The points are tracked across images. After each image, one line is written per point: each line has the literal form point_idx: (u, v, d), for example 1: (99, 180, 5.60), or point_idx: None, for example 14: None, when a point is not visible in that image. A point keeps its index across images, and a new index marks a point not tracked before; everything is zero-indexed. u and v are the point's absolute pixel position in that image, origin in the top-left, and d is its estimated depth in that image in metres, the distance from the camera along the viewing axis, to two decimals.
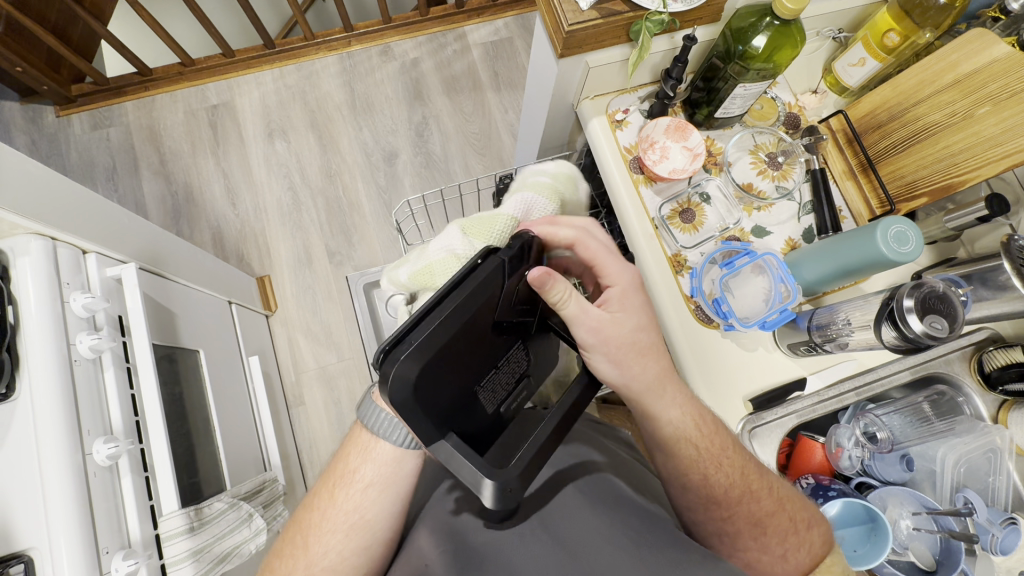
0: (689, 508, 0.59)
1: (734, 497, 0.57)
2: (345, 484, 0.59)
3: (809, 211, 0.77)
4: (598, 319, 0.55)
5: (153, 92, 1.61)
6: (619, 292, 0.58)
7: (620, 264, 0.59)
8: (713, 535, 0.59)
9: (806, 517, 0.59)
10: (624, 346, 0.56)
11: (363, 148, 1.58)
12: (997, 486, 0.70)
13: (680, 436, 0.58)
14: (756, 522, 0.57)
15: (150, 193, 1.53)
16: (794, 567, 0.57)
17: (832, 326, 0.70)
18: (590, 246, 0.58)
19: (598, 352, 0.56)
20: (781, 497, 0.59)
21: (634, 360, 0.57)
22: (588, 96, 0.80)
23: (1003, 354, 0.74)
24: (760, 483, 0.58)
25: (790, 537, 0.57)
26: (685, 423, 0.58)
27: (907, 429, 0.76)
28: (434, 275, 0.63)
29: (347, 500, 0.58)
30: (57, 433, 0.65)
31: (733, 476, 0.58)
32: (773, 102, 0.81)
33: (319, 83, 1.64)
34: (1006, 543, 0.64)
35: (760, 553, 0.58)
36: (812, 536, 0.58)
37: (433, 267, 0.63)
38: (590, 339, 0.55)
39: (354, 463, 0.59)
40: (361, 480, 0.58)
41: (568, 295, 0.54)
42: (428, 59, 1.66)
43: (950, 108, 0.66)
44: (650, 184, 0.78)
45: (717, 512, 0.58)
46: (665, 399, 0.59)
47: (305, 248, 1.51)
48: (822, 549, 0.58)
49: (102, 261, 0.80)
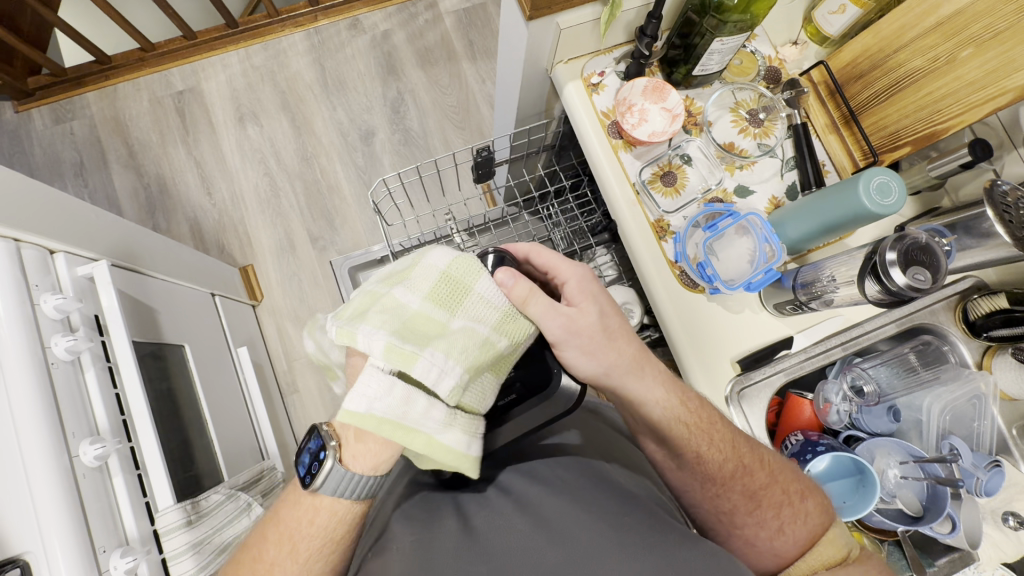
0: (686, 489, 0.60)
1: (728, 472, 0.57)
2: (320, 555, 0.53)
3: (792, 167, 0.76)
4: (566, 314, 0.55)
5: (115, 81, 1.55)
6: (577, 284, 0.57)
7: (573, 264, 0.57)
8: (711, 514, 0.59)
9: (799, 488, 0.58)
10: (596, 335, 0.56)
11: (338, 128, 1.54)
12: (982, 431, 0.72)
13: (672, 422, 0.57)
14: (751, 496, 0.57)
15: (122, 187, 1.49)
16: (793, 540, 0.55)
17: (817, 284, 0.69)
18: (543, 255, 0.57)
19: (571, 345, 0.56)
20: (773, 469, 0.58)
21: (608, 347, 0.57)
22: (562, 60, 0.77)
23: (986, 301, 0.73)
24: (751, 455, 0.58)
25: (785, 509, 0.56)
26: (672, 403, 0.58)
27: (894, 380, 0.76)
28: (456, 349, 0.51)
29: (324, 567, 0.53)
30: (40, 436, 0.64)
31: (723, 451, 0.58)
32: (752, 56, 0.79)
33: (288, 62, 1.57)
34: (992, 486, 0.66)
35: (757, 529, 0.56)
36: (808, 508, 0.56)
37: (445, 347, 0.50)
38: (562, 335, 0.56)
39: (309, 515, 0.53)
40: (340, 540, 0.54)
41: (530, 292, 0.54)
42: (399, 31, 1.60)
43: (933, 53, 0.65)
44: (630, 148, 0.76)
45: (711, 488, 0.58)
46: (645, 381, 0.58)
47: (287, 234, 1.48)
48: (822, 520, 0.56)
49: (72, 260, 0.77)
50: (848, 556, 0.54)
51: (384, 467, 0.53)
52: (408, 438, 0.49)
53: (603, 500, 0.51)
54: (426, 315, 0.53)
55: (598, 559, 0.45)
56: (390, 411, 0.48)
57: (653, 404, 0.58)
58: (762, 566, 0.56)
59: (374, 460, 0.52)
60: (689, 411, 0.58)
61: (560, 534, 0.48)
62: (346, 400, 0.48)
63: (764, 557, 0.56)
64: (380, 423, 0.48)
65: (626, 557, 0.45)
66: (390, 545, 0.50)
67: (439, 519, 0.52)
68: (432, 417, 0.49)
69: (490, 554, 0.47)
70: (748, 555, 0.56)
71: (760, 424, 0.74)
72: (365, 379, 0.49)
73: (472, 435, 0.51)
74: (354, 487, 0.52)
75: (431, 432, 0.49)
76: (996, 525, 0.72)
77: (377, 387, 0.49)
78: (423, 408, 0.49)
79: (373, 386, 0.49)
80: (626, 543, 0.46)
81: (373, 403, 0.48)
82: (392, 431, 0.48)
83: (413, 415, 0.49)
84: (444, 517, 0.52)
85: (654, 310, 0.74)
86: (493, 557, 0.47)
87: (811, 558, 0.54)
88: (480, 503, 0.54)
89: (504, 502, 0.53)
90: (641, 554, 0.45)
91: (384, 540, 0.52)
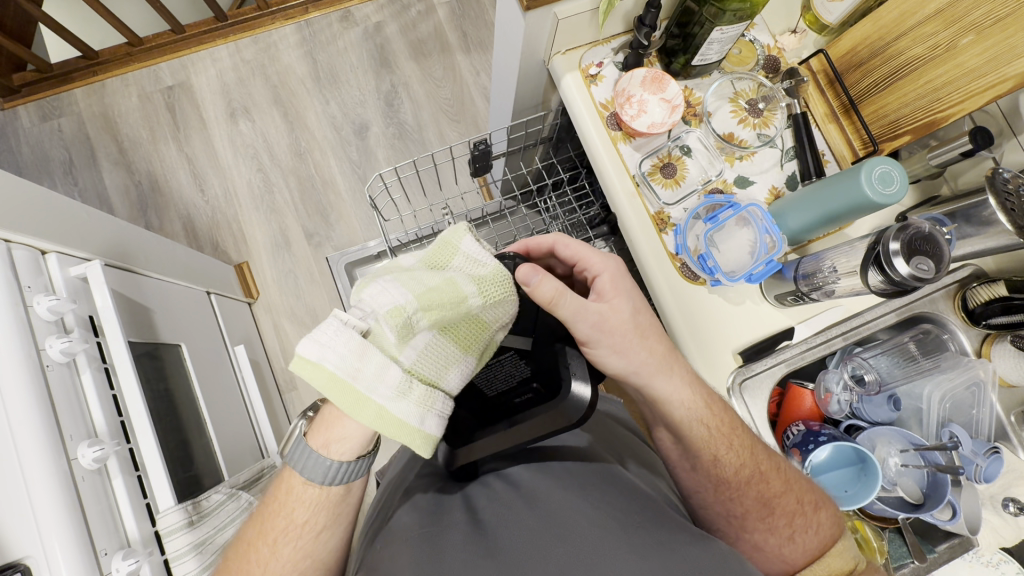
0: (695, 490, 0.60)
1: (743, 478, 0.57)
2: (289, 538, 0.54)
3: (792, 157, 0.75)
4: (596, 313, 0.54)
5: (102, 76, 1.52)
6: (608, 279, 0.56)
7: (604, 255, 0.56)
8: (720, 516, 0.59)
9: (813, 498, 0.58)
10: (628, 333, 0.55)
11: (332, 122, 1.52)
12: (981, 418, 0.72)
13: (693, 422, 0.57)
14: (764, 503, 0.57)
15: (113, 185, 1.47)
16: (802, 549, 0.55)
17: (818, 274, 0.69)
18: (570, 245, 0.57)
19: (602, 344, 0.55)
20: (789, 477, 0.59)
21: (638, 346, 0.56)
22: (559, 50, 0.76)
23: (986, 289, 0.73)
24: (768, 464, 0.58)
25: (797, 518, 0.56)
26: (697, 404, 0.58)
27: (894, 369, 0.77)
28: (433, 303, 0.49)
29: (292, 552, 0.54)
30: (36, 440, 0.63)
31: (742, 458, 0.58)
32: (751, 45, 0.78)
33: (278, 56, 1.55)
34: (990, 472, 0.67)
35: (767, 535, 0.57)
36: (821, 518, 0.57)
37: (422, 302, 0.49)
38: (592, 334, 0.54)
39: (289, 504, 0.55)
40: (309, 526, 0.54)
41: (557, 292, 0.52)
42: (392, 23, 1.57)
43: (933, 41, 0.64)
44: (629, 140, 0.75)
45: (723, 491, 0.58)
46: (673, 380, 0.57)
47: (282, 231, 1.46)
48: (834, 532, 0.56)
49: (65, 261, 0.76)
50: (856, 567, 0.54)
51: (333, 445, 0.53)
52: (358, 406, 0.46)
53: (610, 498, 0.52)
54: (410, 271, 0.52)
55: (606, 555, 0.45)
56: (342, 367, 0.46)
57: (677, 404, 0.57)
58: (768, 569, 0.57)
59: (325, 436, 0.53)
60: (710, 410, 0.58)
61: (566, 531, 0.48)
62: (301, 344, 0.46)
63: (771, 561, 0.57)
64: (330, 378, 0.46)
65: (633, 551, 0.45)
66: (396, 539, 0.50)
67: (446, 515, 0.52)
68: (385, 384, 0.47)
69: (498, 550, 0.47)
70: (754, 558, 0.57)
71: (762, 415, 0.75)
72: (325, 327, 0.46)
73: (428, 411, 0.48)
74: (306, 462, 0.53)
75: (383, 403, 0.47)
76: (996, 511, 0.73)
77: (334, 336, 0.46)
78: (377, 371, 0.47)
79: (332, 336, 0.46)
80: (634, 540, 0.47)
81: (329, 354, 0.46)
82: (342, 393, 0.46)
83: (365, 377, 0.46)
84: (449, 513, 0.52)
85: (655, 302, 0.74)
86: (500, 552, 0.47)
87: (819, 568, 0.55)
88: (486, 498, 0.54)
89: (510, 498, 0.53)
90: (647, 551, 0.46)
91: (390, 534, 0.52)
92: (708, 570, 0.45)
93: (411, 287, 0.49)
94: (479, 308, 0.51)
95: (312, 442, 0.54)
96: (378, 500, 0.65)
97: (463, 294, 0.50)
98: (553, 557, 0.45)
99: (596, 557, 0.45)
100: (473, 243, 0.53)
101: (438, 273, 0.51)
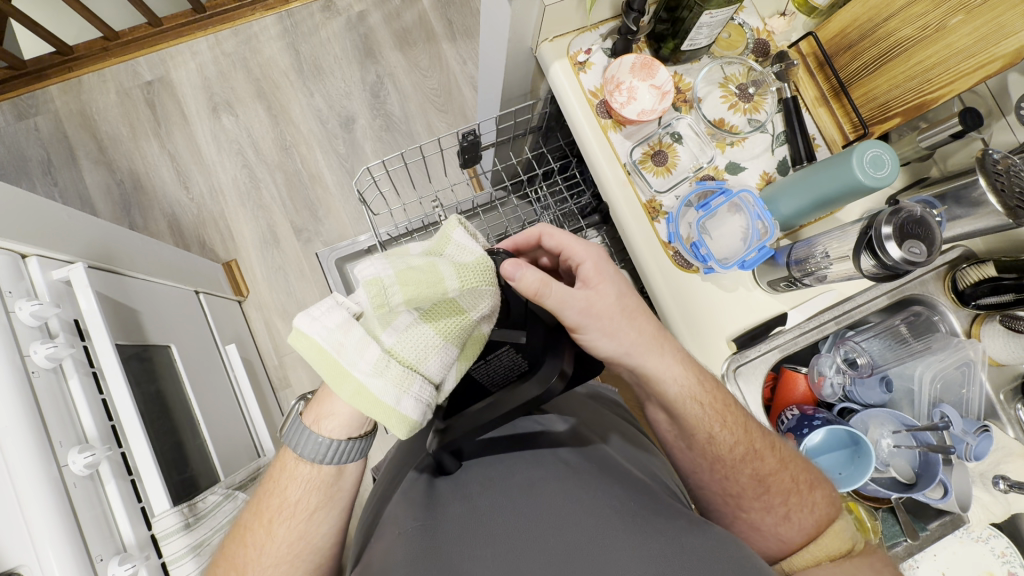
0: (694, 470, 0.60)
1: (738, 455, 0.58)
2: (283, 518, 0.54)
3: (783, 141, 0.75)
4: (582, 298, 0.54)
5: (78, 72, 1.48)
6: (592, 266, 0.56)
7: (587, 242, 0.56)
8: (717, 496, 0.60)
9: (808, 477, 0.59)
10: (615, 316, 0.55)
11: (317, 115, 1.49)
12: (971, 397, 0.73)
13: (687, 400, 0.58)
14: (759, 481, 0.57)
15: (94, 185, 1.44)
16: (798, 528, 0.56)
17: (810, 260, 0.69)
18: (555, 235, 0.56)
19: (592, 327, 0.55)
20: (784, 455, 0.59)
21: (627, 327, 0.56)
22: (546, 38, 0.75)
23: (976, 270, 0.73)
24: (762, 440, 0.59)
25: (793, 496, 0.57)
26: (689, 382, 0.58)
27: (885, 352, 0.78)
28: (413, 285, 0.47)
29: (287, 532, 0.54)
30: (25, 450, 0.62)
31: (736, 435, 0.58)
32: (740, 29, 0.77)
33: (260, 47, 1.51)
34: (980, 450, 0.68)
35: (764, 514, 0.57)
36: (816, 497, 0.57)
37: (402, 279, 0.47)
38: (580, 320, 0.54)
39: (284, 485, 0.55)
40: (301, 506, 0.54)
41: (541, 284, 0.51)
42: (375, 12, 1.54)
43: (923, 21, 0.63)
44: (619, 128, 0.74)
45: (720, 470, 0.58)
46: (664, 359, 0.58)
47: (270, 227, 1.44)
48: (830, 511, 0.57)
49: (46, 264, 0.74)
50: (853, 547, 0.54)
51: (323, 421, 0.55)
52: (339, 379, 0.48)
53: (608, 488, 0.52)
54: (404, 253, 0.50)
55: (603, 545, 0.45)
56: (329, 341, 0.48)
57: (670, 382, 0.57)
58: (765, 550, 0.57)
59: (316, 412, 0.55)
60: (703, 389, 0.59)
61: (564, 522, 0.48)
62: (296, 318, 0.49)
63: (767, 542, 0.57)
64: (319, 351, 0.48)
65: (630, 540, 0.46)
66: (392, 534, 0.50)
67: (448, 503, 0.52)
68: (365, 360, 0.48)
69: (497, 541, 0.47)
70: (753, 538, 0.58)
71: (757, 401, 0.75)
72: (321, 304, 0.50)
73: (405, 392, 0.48)
74: (298, 439, 0.54)
75: (362, 378, 0.48)
76: (986, 488, 0.74)
77: (326, 311, 0.49)
78: (359, 346, 0.48)
79: (325, 312, 0.49)
80: (632, 530, 0.46)
81: (318, 327, 0.48)
82: (327, 365, 0.48)
83: (348, 352, 0.48)
84: (447, 506, 0.52)
85: (650, 292, 0.74)
86: (498, 539, 0.47)
87: (816, 547, 0.55)
88: (480, 485, 0.54)
89: (505, 489, 0.53)
90: (645, 540, 0.45)
91: (384, 530, 0.52)
92: (707, 555, 0.45)
93: (395, 267, 0.48)
94: (457, 294, 0.49)
95: (307, 420, 0.55)
96: (377, 488, 0.65)
97: (440, 277, 0.48)
98: (550, 546, 0.46)
99: (594, 551, 0.45)
100: (462, 233, 0.51)
101: (425, 257, 0.49)
